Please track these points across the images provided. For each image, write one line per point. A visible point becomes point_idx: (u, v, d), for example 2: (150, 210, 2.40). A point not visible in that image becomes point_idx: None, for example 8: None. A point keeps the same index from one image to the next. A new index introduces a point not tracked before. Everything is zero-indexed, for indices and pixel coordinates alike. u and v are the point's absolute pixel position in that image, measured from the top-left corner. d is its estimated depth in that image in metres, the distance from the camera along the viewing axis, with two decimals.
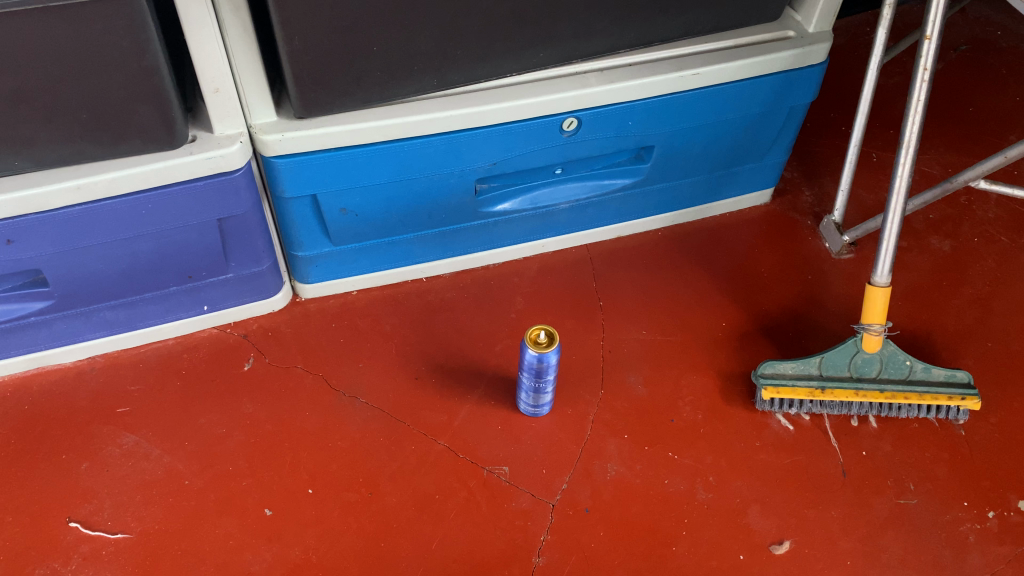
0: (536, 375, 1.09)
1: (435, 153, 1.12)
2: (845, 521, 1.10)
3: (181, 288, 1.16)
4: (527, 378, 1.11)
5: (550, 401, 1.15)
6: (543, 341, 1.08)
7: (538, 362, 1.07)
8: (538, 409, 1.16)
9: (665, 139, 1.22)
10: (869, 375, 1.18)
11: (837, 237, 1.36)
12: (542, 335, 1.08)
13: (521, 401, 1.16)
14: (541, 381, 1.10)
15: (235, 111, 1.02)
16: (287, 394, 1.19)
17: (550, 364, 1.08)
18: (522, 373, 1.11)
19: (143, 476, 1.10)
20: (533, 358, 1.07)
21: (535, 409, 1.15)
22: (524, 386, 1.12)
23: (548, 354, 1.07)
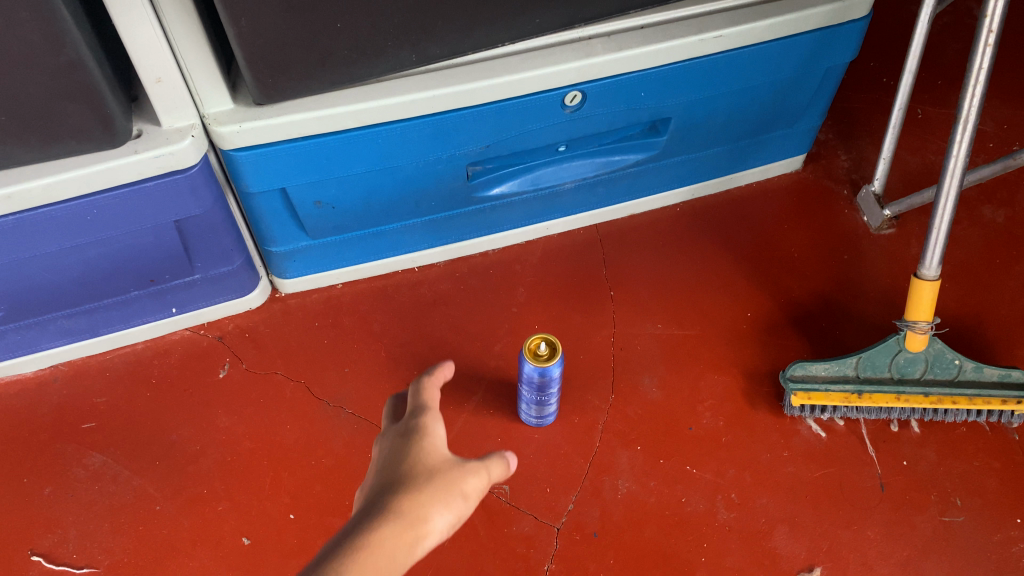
0: (540, 388, 0.98)
1: (419, 137, 0.98)
2: (883, 543, 0.99)
3: (145, 292, 1.05)
4: (530, 390, 0.99)
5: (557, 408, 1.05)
6: (544, 354, 0.95)
7: (542, 376, 0.96)
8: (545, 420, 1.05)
9: (683, 109, 1.07)
10: (912, 376, 1.05)
11: (877, 211, 1.22)
12: (543, 346, 0.96)
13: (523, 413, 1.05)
14: (547, 392, 0.99)
15: (183, 102, 0.88)
16: (266, 405, 1.08)
17: (553, 377, 0.96)
18: (524, 386, 0.99)
19: (111, 501, 1.01)
20: (535, 374, 0.95)
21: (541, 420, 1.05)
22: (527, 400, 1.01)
23: (552, 367, 0.95)
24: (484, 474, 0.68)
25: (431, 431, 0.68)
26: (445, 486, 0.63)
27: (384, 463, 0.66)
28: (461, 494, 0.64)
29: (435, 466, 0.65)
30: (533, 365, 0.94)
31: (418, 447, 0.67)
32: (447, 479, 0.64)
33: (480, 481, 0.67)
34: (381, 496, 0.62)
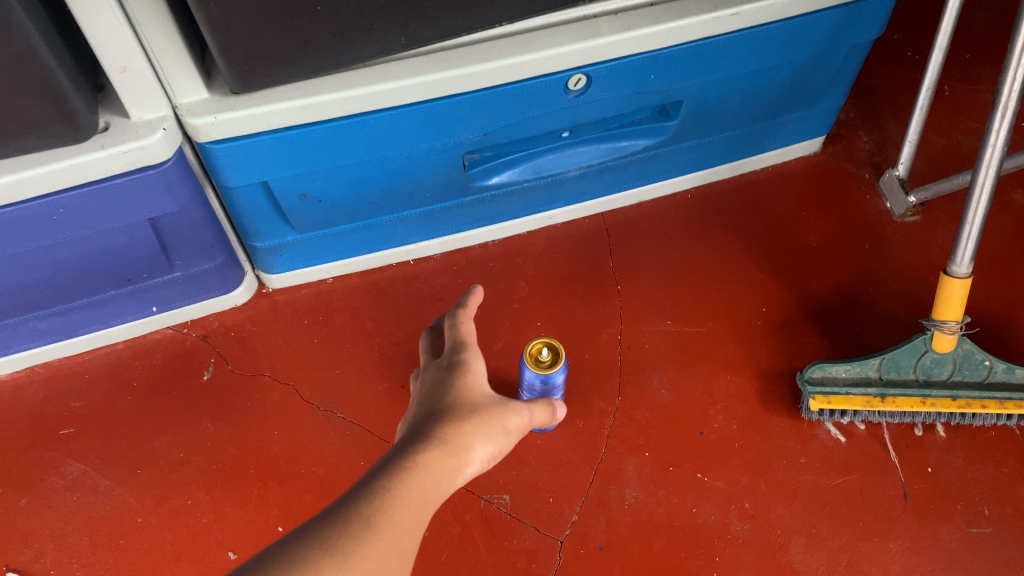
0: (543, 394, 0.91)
1: (411, 125, 0.91)
2: (906, 557, 0.93)
3: (122, 291, 0.99)
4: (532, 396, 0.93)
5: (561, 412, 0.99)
6: (547, 360, 0.89)
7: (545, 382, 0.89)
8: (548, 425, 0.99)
9: (695, 91, 0.99)
10: (938, 378, 0.99)
11: (901, 198, 1.14)
12: (545, 351, 0.89)
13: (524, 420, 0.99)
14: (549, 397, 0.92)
15: (152, 92, 0.81)
16: (253, 409, 1.02)
17: (557, 383, 0.90)
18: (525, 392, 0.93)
19: (90, 513, 0.96)
20: (537, 379, 0.89)
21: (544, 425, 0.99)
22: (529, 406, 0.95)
23: (555, 373, 0.88)
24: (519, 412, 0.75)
25: (474, 365, 0.74)
26: (486, 418, 0.70)
27: (429, 392, 0.73)
28: (499, 427, 0.70)
29: (477, 399, 0.71)
30: (535, 371, 0.88)
31: (463, 379, 0.73)
32: (487, 413, 0.70)
33: (516, 418, 0.75)
34: (428, 423, 0.68)
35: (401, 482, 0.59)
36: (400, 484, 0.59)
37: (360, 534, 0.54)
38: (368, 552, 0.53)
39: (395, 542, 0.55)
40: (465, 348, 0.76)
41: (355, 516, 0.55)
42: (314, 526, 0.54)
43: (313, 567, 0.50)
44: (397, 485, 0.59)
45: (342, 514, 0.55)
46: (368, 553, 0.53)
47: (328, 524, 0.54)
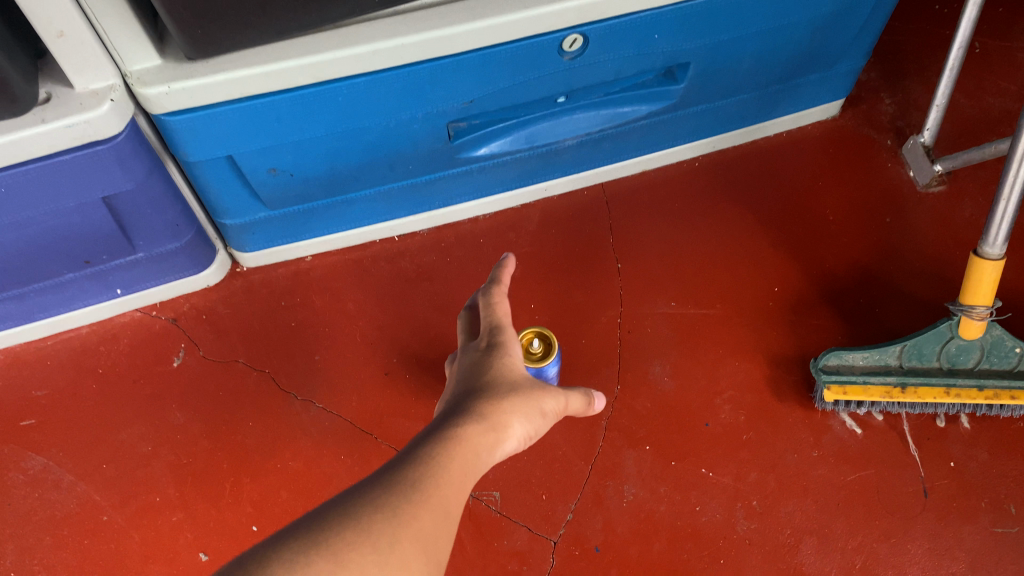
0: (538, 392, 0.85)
1: (389, 92, 0.82)
2: (924, 560, 0.87)
3: (81, 274, 0.92)
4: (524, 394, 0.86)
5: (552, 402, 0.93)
6: (538, 352, 0.82)
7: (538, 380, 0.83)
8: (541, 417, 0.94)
9: (705, 52, 0.90)
10: (964, 366, 0.91)
11: (926, 166, 1.05)
12: (536, 342, 0.82)
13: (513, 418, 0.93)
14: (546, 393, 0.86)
15: (96, 59, 0.72)
16: (226, 398, 0.96)
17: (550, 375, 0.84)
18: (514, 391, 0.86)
19: (53, 511, 0.90)
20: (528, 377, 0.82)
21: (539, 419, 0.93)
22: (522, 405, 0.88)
23: (547, 366, 0.81)
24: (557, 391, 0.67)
25: (510, 336, 0.66)
26: (525, 395, 0.62)
27: (464, 367, 0.65)
28: (537, 408, 0.62)
29: (516, 374, 0.64)
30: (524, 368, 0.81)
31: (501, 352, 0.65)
32: (528, 389, 0.62)
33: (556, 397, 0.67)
34: (466, 398, 0.61)
35: (443, 448, 0.53)
36: (444, 450, 0.53)
37: (406, 495, 0.48)
38: (416, 515, 0.47)
39: (441, 506, 0.49)
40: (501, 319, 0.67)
41: (400, 479, 0.50)
42: (357, 488, 0.49)
43: (361, 527, 0.45)
44: (439, 452, 0.53)
45: (386, 476, 0.50)
46: (416, 516, 0.47)
47: (372, 485, 0.49)
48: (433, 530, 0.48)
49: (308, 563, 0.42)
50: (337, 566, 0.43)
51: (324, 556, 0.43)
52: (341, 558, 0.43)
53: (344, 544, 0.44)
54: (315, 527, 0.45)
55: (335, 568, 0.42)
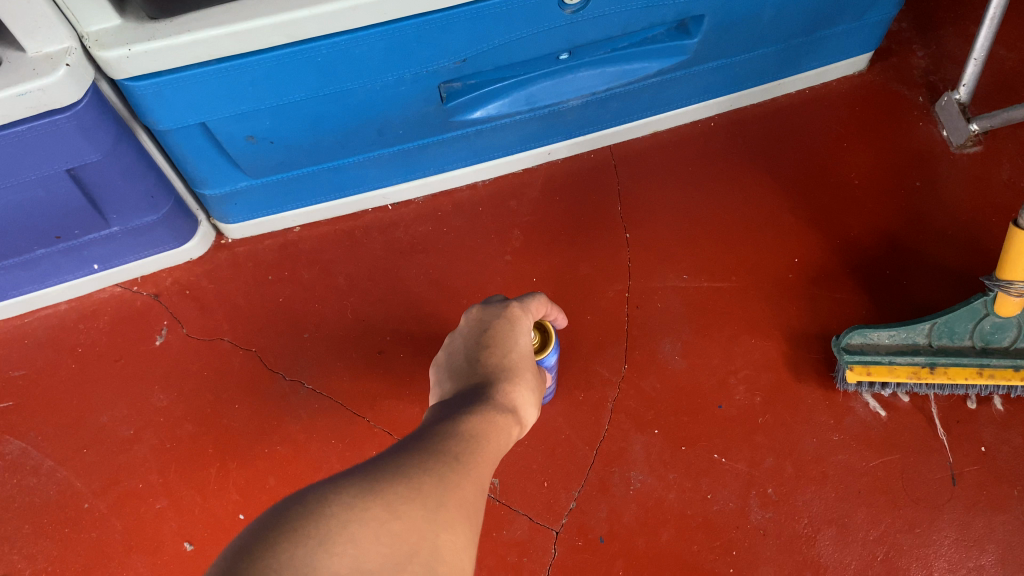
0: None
1: (375, 52, 0.75)
2: (952, 552, 0.81)
3: (53, 250, 0.86)
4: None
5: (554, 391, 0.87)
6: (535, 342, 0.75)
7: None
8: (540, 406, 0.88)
9: (722, 3, 0.81)
10: (999, 345, 0.84)
11: (962, 126, 0.97)
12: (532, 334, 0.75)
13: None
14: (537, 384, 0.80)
15: (47, 19, 0.66)
16: (211, 378, 0.91)
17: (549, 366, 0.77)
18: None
19: (32, 498, 0.86)
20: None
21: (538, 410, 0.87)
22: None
23: (545, 359, 0.75)
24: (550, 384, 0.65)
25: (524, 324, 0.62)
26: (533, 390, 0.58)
27: (480, 338, 0.59)
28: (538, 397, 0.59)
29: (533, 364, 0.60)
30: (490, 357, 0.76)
31: (519, 338, 0.60)
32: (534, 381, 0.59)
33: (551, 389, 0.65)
34: (488, 376, 0.56)
35: (481, 424, 0.48)
36: (480, 426, 0.48)
37: (450, 459, 0.43)
38: (463, 480, 0.42)
39: (484, 478, 0.44)
40: (520, 310, 0.63)
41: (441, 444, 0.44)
42: (396, 450, 0.43)
43: (412, 484, 0.39)
44: (478, 426, 0.48)
45: (425, 441, 0.45)
46: (462, 481, 0.42)
47: (414, 448, 0.43)
48: (479, 499, 0.42)
49: (363, 510, 0.36)
50: (391, 516, 0.37)
51: (377, 505, 0.37)
52: (394, 510, 0.37)
53: (397, 496, 0.38)
54: (362, 478, 0.39)
55: (388, 518, 0.37)
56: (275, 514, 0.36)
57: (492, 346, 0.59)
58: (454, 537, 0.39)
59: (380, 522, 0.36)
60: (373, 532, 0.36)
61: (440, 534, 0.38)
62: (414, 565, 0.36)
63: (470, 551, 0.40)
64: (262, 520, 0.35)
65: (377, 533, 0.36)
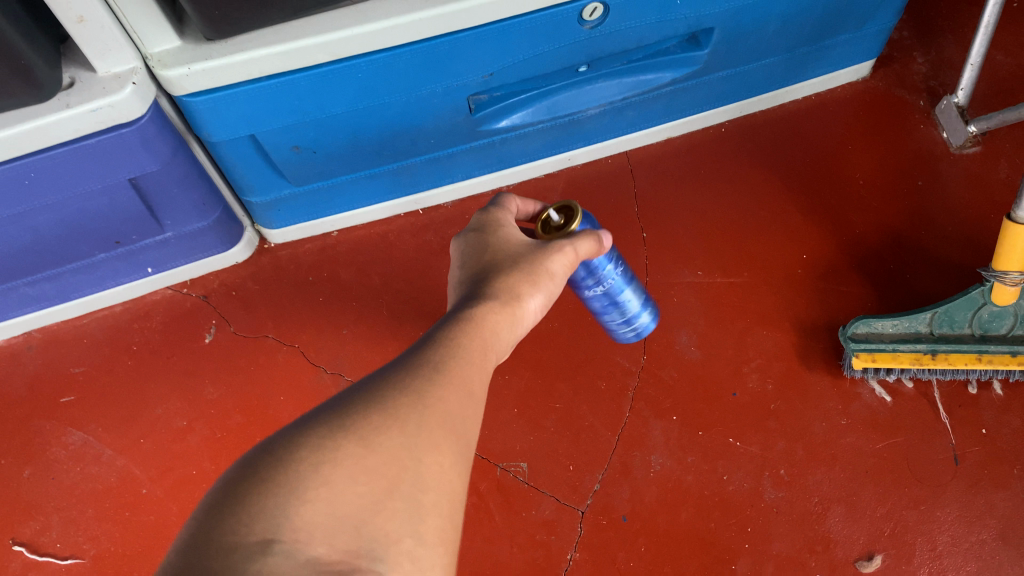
0: (596, 298, 0.76)
1: (409, 67, 0.81)
2: (955, 527, 0.86)
3: (112, 254, 0.93)
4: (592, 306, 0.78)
5: (643, 297, 0.81)
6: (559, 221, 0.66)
7: (580, 282, 0.73)
8: (643, 321, 0.82)
9: (729, 17, 0.87)
10: (997, 332, 0.90)
11: (960, 127, 1.03)
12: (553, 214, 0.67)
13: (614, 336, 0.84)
14: (611, 296, 0.76)
15: (117, 43, 0.73)
16: (258, 373, 0.98)
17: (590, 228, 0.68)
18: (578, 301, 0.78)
19: (95, 484, 0.93)
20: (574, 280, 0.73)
21: (642, 328, 0.82)
22: (601, 316, 0.79)
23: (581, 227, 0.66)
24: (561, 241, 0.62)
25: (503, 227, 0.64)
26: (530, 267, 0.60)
27: (465, 258, 0.62)
28: (544, 270, 0.60)
29: (516, 253, 0.61)
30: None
31: (497, 240, 0.62)
32: (530, 259, 0.60)
33: (559, 248, 0.62)
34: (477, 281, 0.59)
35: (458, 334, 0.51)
36: (459, 337, 0.51)
37: (425, 382, 0.46)
38: (438, 401, 0.45)
39: (462, 390, 0.47)
40: (493, 218, 0.65)
41: (418, 371, 0.47)
42: (372, 380, 0.46)
43: (386, 413, 0.43)
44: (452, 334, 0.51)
45: (404, 366, 0.47)
46: (440, 399, 0.45)
47: (390, 376, 0.46)
48: (456, 416, 0.45)
49: (336, 449, 0.39)
50: (365, 451, 0.40)
51: (351, 442, 0.40)
52: (369, 444, 0.40)
53: (372, 429, 0.41)
54: (336, 415, 0.42)
55: (363, 454, 0.40)
56: (248, 461, 0.39)
57: (472, 262, 0.61)
58: (432, 456, 0.42)
59: (355, 459, 0.39)
60: (350, 470, 0.39)
61: (419, 461, 0.42)
62: (396, 499, 0.39)
63: (452, 467, 0.43)
64: (234, 469, 0.39)
65: (355, 470, 0.39)
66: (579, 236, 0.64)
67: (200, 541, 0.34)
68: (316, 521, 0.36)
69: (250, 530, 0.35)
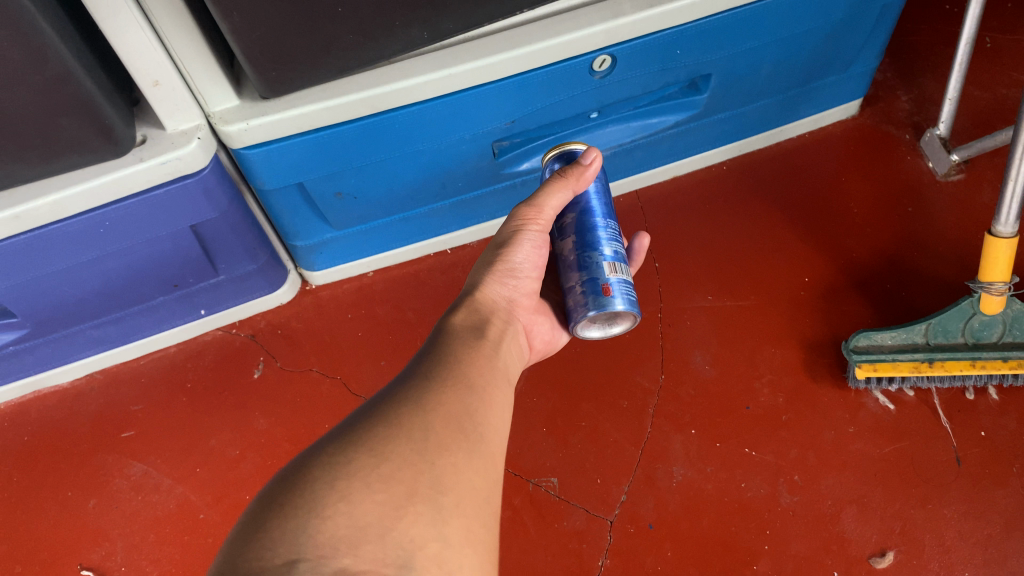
0: (574, 227, 0.75)
1: (440, 118, 0.90)
2: (962, 523, 0.92)
3: (170, 297, 1.02)
4: (569, 248, 0.75)
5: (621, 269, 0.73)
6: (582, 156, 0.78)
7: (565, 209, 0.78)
8: (610, 289, 0.71)
9: (725, 63, 0.97)
10: (988, 340, 0.97)
11: (943, 157, 1.12)
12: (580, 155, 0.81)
13: (578, 313, 0.72)
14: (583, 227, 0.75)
15: (185, 102, 0.82)
16: (303, 403, 1.05)
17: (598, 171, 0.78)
18: (552, 258, 0.78)
19: (155, 511, 0.99)
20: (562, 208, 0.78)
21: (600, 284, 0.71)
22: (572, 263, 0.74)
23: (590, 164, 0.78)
24: (527, 206, 0.76)
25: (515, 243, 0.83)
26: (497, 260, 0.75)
27: None
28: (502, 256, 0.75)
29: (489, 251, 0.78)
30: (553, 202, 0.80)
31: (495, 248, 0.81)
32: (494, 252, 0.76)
33: (527, 213, 0.75)
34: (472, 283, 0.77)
35: (448, 365, 0.62)
36: (450, 369, 0.62)
37: (422, 405, 0.57)
38: (435, 420, 0.56)
39: (454, 410, 0.57)
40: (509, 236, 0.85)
41: (406, 399, 0.57)
42: (365, 414, 0.56)
43: (393, 434, 0.53)
44: (442, 365, 0.62)
45: (391, 399, 0.57)
46: (434, 417, 0.56)
47: (381, 409, 0.56)
48: (452, 428, 0.56)
49: (357, 468, 0.50)
50: (380, 466, 0.50)
51: (365, 459, 0.50)
52: (381, 459, 0.51)
53: (381, 447, 0.52)
54: (356, 441, 0.52)
55: (379, 469, 0.50)
56: (277, 489, 0.49)
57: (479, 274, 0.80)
58: (437, 461, 0.53)
59: (373, 473, 0.50)
60: (368, 480, 0.49)
61: (427, 469, 0.52)
62: (414, 504, 0.49)
63: (458, 469, 0.54)
64: (253, 507, 0.48)
65: (373, 482, 0.49)
66: (548, 188, 0.75)
67: (240, 563, 0.43)
68: (343, 532, 0.46)
69: (285, 543, 0.44)
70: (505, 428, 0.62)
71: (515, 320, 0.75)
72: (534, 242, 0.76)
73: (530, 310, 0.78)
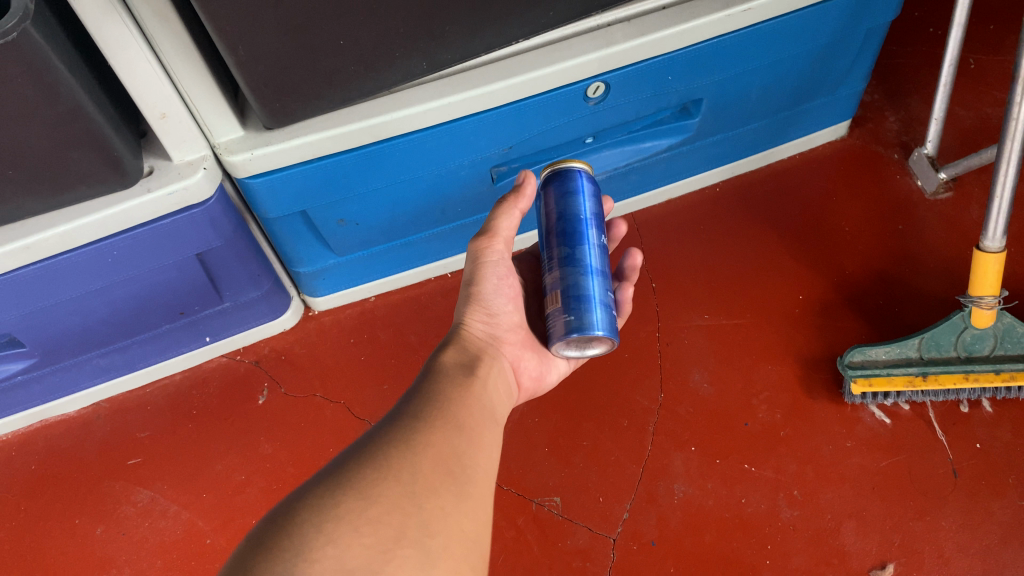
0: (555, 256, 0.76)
1: (438, 145, 0.93)
2: (960, 534, 0.93)
3: (176, 325, 1.04)
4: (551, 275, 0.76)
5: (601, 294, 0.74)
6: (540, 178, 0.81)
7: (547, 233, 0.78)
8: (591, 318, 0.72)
9: (715, 88, 1.00)
10: (980, 354, 0.98)
11: (932, 175, 1.14)
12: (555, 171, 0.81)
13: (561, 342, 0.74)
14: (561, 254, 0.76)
15: (191, 134, 0.85)
16: (308, 427, 1.07)
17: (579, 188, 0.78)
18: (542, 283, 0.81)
19: (162, 537, 1.00)
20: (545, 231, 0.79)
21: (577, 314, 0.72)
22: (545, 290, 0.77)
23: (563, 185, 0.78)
24: (481, 235, 0.79)
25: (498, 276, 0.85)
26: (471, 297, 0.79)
27: None
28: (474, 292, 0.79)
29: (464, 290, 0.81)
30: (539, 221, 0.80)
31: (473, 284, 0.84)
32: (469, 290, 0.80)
33: (481, 242, 0.79)
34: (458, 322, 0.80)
35: (438, 405, 0.64)
36: (440, 409, 0.64)
37: (412, 446, 0.58)
38: (423, 462, 0.57)
39: (444, 452, 0.59)
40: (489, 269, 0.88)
41: (396, 439, 0.59)
42: (357, 452, 0.57)
43: (382, 476, 0.55)
44: (432, 405, 0.64)
45: (381, 439, 0.59)
46: (422, 459, 0.57)
47: (373, 448, 0.58)
48: (441, 470, 0.57)
49: (347, 509, 0.51)
50: (369, 508, 0.52)
51: (354, 501, 0.52)
52: (371, 501, 0.52)
53: (370, 489, 0.53)
54: (347, 480, 0.54)
55: (367, 511, 0.52)
56: (269, 526, 0.50)
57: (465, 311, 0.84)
58: (424, 505, 0.54)
59: (361, 515, 0.51)
60: (356, 522, 0.51)
61: (414, 512, 0.54)
62: (401, 548, 0.51)
63: (445, 511, 0.55)
64: (243, 544, 0.49)
65: (361, 523, 0.51)
66: (497, 213, 0.79)
67: None
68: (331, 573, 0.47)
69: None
70: (494, 468, 0.64)
71: (501, 356, 0.77)
72: (498, 267, 0.80)
73: (516, 345, 0.81)
